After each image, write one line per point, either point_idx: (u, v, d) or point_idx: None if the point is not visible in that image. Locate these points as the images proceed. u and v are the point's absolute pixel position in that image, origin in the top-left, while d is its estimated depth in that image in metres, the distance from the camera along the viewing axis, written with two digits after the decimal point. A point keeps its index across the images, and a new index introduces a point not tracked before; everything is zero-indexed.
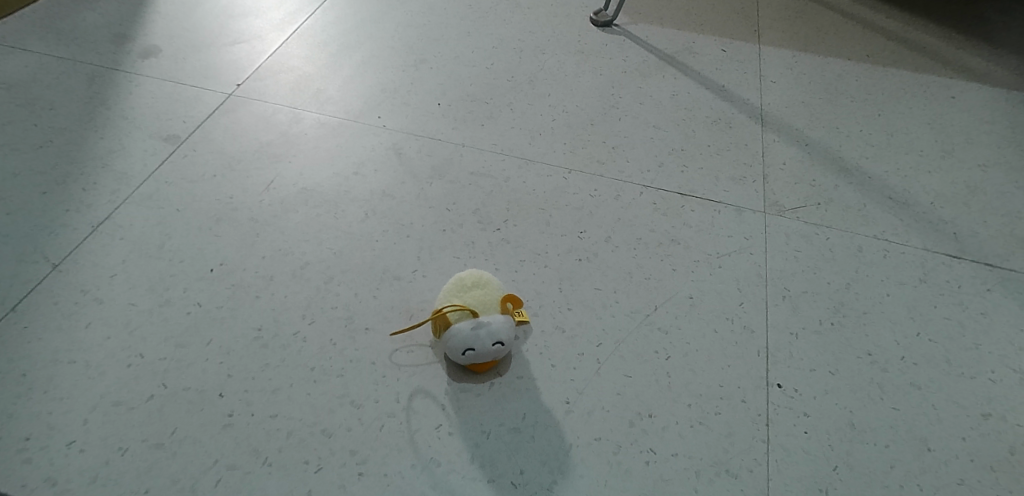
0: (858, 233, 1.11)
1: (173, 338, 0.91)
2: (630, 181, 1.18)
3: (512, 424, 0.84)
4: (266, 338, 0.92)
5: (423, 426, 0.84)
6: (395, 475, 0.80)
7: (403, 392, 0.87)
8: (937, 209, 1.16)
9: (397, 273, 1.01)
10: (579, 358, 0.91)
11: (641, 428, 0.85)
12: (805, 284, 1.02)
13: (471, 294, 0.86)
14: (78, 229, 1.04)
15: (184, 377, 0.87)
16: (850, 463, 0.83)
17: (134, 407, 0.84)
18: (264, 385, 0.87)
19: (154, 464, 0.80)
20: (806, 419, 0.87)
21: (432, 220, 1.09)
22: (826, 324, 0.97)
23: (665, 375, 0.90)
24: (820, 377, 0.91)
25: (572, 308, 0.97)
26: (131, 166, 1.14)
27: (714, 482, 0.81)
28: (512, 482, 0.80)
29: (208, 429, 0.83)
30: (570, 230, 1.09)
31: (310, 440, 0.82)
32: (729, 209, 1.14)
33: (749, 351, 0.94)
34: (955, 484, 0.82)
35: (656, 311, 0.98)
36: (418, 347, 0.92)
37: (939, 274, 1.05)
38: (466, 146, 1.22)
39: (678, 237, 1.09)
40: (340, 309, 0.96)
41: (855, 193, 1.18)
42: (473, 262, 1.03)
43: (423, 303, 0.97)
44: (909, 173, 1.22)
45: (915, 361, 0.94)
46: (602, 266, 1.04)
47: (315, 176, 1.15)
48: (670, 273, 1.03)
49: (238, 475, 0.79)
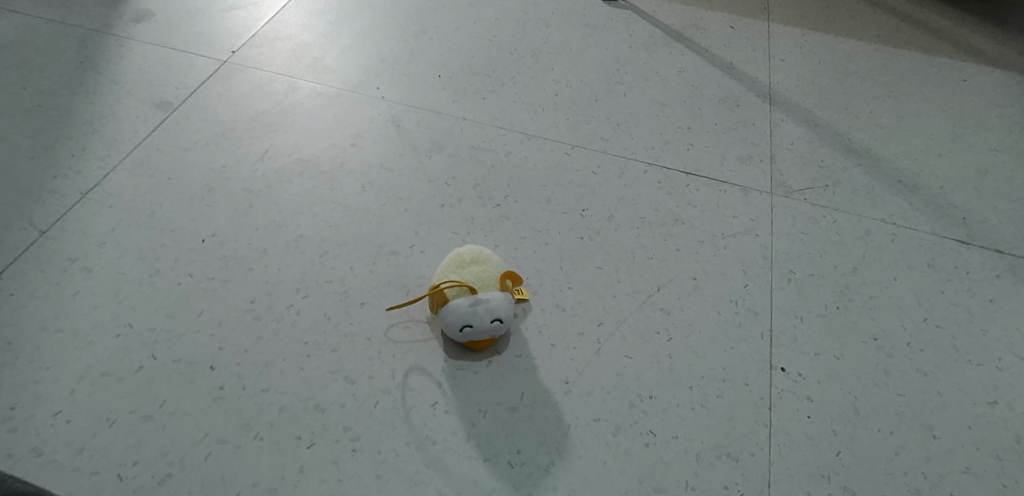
0: (866, 216, 1.09)
1: (163, 309, 0.89)
2: (634, 158, 1.15)
3: (510, 403, 0.83)
4: (259, 310, 0.90)
5: (419, 403, 0.82)
6: (390, 452, 0.78)
7: (399, 368, 0.85)
8: (947, 193, 1.14)
9: (394, 247, 0.98)
10: (579, 338, 0.90)
11: (642, 410, 0.83)
12: (811, 267, 1.00)
13: (470, 270, 0.83)
14: (66, 196, 1.01)
15: (174, 349, 0.85)
16: (854, 449, 0.82)
17: (122, 379, 0.82)
18: (256, 358, 0.85)
19: (143, 436, 0.78)
20: (810, 404, 0.85)
21: (431, 194, 1.06)
22: (832, 308, 0.95)
23: (666, 356, 0.89)
24: (824, 361, 0.89)
25: (573, 287, 0.95)
26: (121, 133, 1.11)
27: (715, 466, 0.79)
28: (509, 462, 0.78)
29: (199, 402, 0.81)
30: (572, 207, 1.06)
31: (302, 416, 0.81)
32: (735, 188, 1.11)
33: (752, 333, 0.92)
34: (960, 472, 0.80)
35: (658, 292, 0.96)
36: (414, 323, 0.90)
37: (948, 259, 1.03)
38: (467, 120, 1.19)
39: (682, 217, 1.06)
40: (335, 284, 0.94)
41: (864, 176, 1.16)
42: (473, 238, 1.00)
43: (420, 279, 0.95)
44: (919, 156, 1.20)
45: (922, 347, 0.92)
46: (603, 245, 1.01)
47: (310, 148, 1.11)
48: (673, 253, 1.01)
49: (229, 449, 0.77)
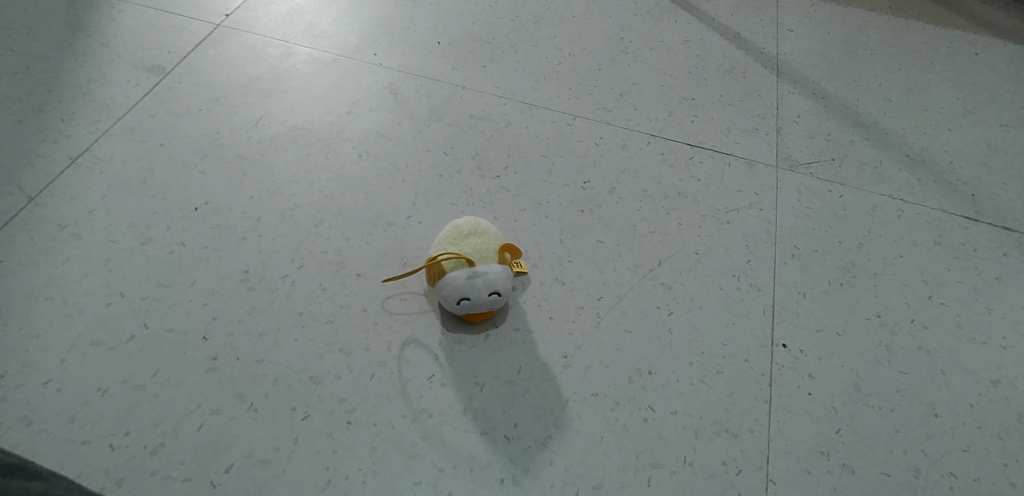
0: (872, 192, 1.07)
1: (155, 278, 0.87)
2: (637, 129, 1.13)
3: (507, 377, 0.81)
4: (253, 280, 0.88)
5: (415, 376, 0.81)
6: (385, 425, 0.77)
7: (395, 341, 0.84)
8: (956, 169, 1.11)
9: (391, 218, 0.96)
10: (579, 312, 0.88)
11: (641, 385, 0.82)
12: (815, 243, 0.99)
13: (468, 242, 0.81)
14: (55, 160, 0.99)
15: (166, 318, 0.84)
16: (854, 426, 0.81)
17: (114, 348, 0.81)
18: (250, 329, 0.84)
19: (135, 406, 0.77)
20: (811, 381, 0.84)
21: (429, 164, 1.03)
22: (835, 285, 0.94)
23: (666, 331, 0.87)
24: (826, 337, 0.88)
25: (573, 261, 0.93)
26: (112, 97, 1.08)
27: (714, 441, 0.78)
28: (505, 436, 0.77)
29: (191, 372, 0.80)
30: (572, 179, 1.04)
31: (297, 387, 0.79)
32: (739, 161, 1.09)
33: (755, 309, 0.90)
34: (961, 451, 0.80)
35: (660, 266, 0.94)
36: (411, 295, 0.89)
37: (955, 236, 1.01)
38: (467, 88, 1.16)
39: (686, 190, 1.04)
40: (330, 254, 0.92)
41: (872, 151, 1.13)
42: (471, 209, 0.98)
43: (417, 251, 0.93)
44: (928, 131, 1.17)
45: (925, 324, 0.91)
46: (604, 218, 0.99)
47: (306, 115, 1.08)
48: (675, 227, 0.99)
49: (222, 420, 0.76)
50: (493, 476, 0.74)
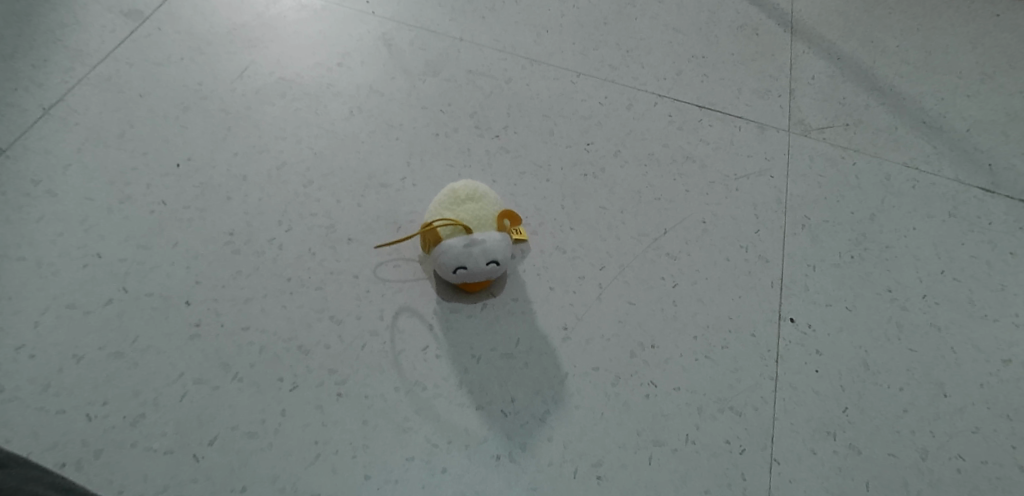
0: (887, 160, 1.02)
1: (134, 238, 0.83)
2: (644, 89, 1.07)
3: (505, 349, 0.78)
4: (238, 243, 0.84)
5: (408, 347, 0.78)
6: (377, 397, 0.74)
7: (388, 309, 0.80)
8: (973, 137, 1.07)
9: (384, 179, 0.91)
10: (580, 282, 0.84)
11: (643, 359, 0.79)
12: (827, 213, 0.95)
13: (465, 208, 0.77)
14: (27, 111, 0.92)
15: (147, 281, 0.80)
16: (861, 405, 0.78)
17: (91, 312, 0.77)
18: (235, 294, 0.80)
19: (114, 374, 0.73)
20: (818, 357, 0.82)
21: (424, 122, 0.98)
22: (846, 258, 0.90)
23: (670, 303, 0.84)
24: (835, 312, 0.85)
25: (574, 228, 0.89)
26: (87, 43, 1.00)
27: (717, 419, 0.76)
28: (501, 411, 0.74)
29: (174, 339, 0.76)
30: (575, 141, 0.99)
31: (285, 356, 0.76)
32: (750, 125, 1.04)
33: (762, 281, 0.87)
34: (969, 432, 0.78)
35: (665, 236, 0.90)
36: (404, 261, 0.85)
37: (970, 208, 0.98)
38: (465, 41, 1.09)
39: (694, 154, 0.99)
40: (320, 217, 0.87)
41: (888, 116, 1.08)
42: (468, 171, 0.93)
43: (412, 215, 0.89)
44: (946, 96, 1.12)
45: (937, 300, 0.88)
46: (608, 182, 0.95)
47: (294, 66, 1.02)
48: (681, 193, 0.95)
49: (206, 390, 0.73)
50: (489, 452, 0.72)
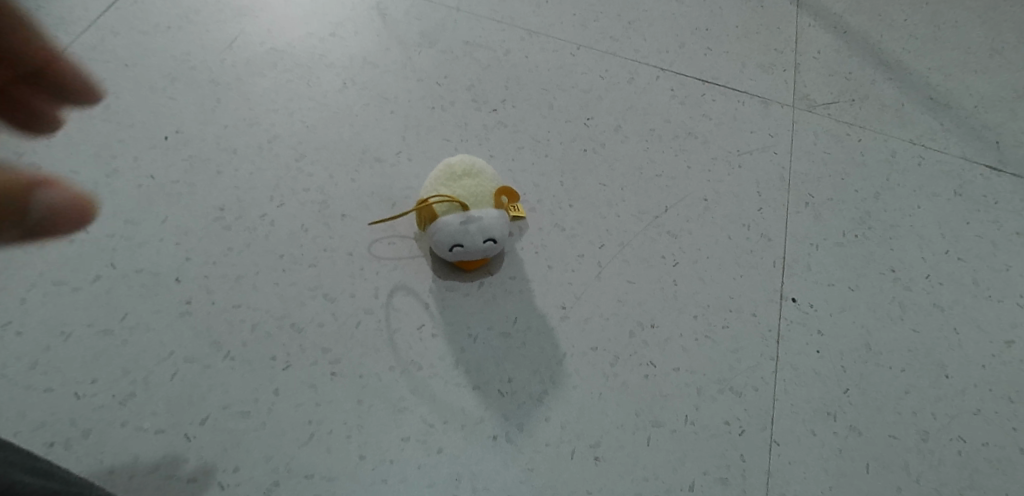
0: (893, 136, 1.00)
1: (122, 213, 0.81)
2: (645, 62, 1.04)
3: (502, 329, 0.77)
4: (229, 219, 0.82)
5: (404, 325, 0.76)
6: (372, 376, 0.73)
7: (383, 287, 0.79)
8: (980, 114, 1.05)
9: (378, 154, 0.89)
10: (579, 260, 0.83)
11: (642, 339, 0.78)
12: (831, 191, 0.93)
13: (461, 185, 0.74)
14: (9, 81, 0.89)
15: (135, 257, 0.78)
16: (863, 386, 0.78)
17: (78, 289, 0.75)
18: (226, 271, 0.78)
19: (103, 352, 0.72)
20: (819, 338, 0.80)
21: (419, 95, 0.95)
22: (849, 237, 0.89)
23: (671, 283, 0.83)
24: (838, 292, 0.84)
25: (574, 205, 0.87)
26: (70, 11, 0.97)
27: (716, 400, 0.75)
28: (498, 391, 0.73)
29: (163, 317, 0.74)
30: (575, 115, 0.96)
31: (278, 335, 0.75)
32: (754, 100, 1.01)
33: (764, 260, 0.85)
34: (970, 414, 0.77)
35: (666, 213, 0.88)
36: (400, 239, 0.83)
37: (976, 187, 0.96)
38: (461, 11, 1.05)
39: (696, 130, 0.97)
40: (313, 192, 0.85)
41: (894, 92, 1.06)
42: (465, 146, 0.91)
43: (407, 191, 0.87)
44: (954, 72, 1.09)
45: (941, 281, 0.87)
46: (608, 158, 0.92)
47: (285, 36, 0.98)
48: (683, 170, 0.93)
49: (197, 369, 0.72)
50: (486, 432, 0.71)
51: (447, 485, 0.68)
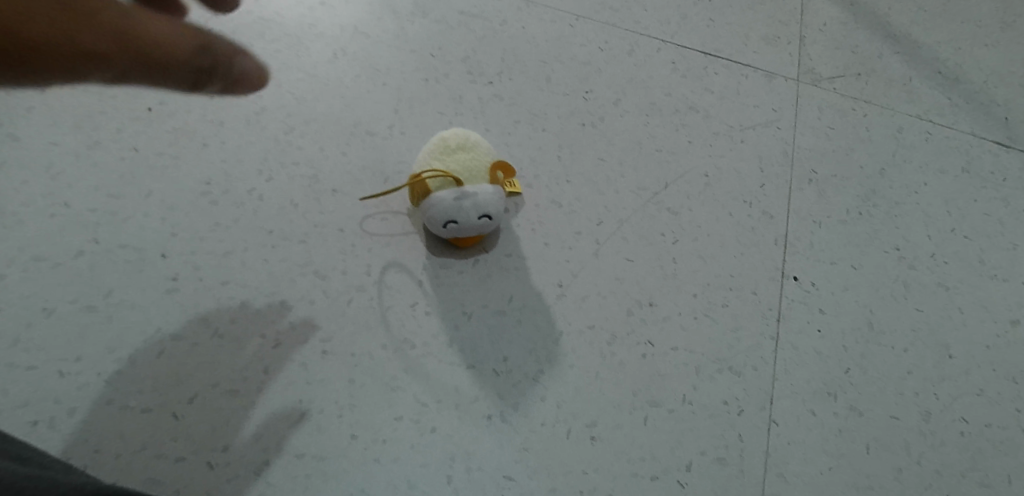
0: (900, 112, 0.98)
1: (105, 187, 0.78)
2: (646, 34, 1.01)
3: (497, 307, 0.75)
4: (216, 193, 0.79)
5: (396, 303, 0.74)
6: (363, 355, 0.71)
7: (375, 264, 0.77)
8: (989, 89, 1.02)
9: (370, 127, 0.86)
10: (576, 237, 0.81)
11: (640, 318, 0.77)
12: (835, 167, 0.91)
13: (455, 159, 0.72)
14: None
15: (120, 233, 0.75)
16: (864, 367, 0.76)
17: (61, 265, 0.73)
18: (214, 247, 0.76)
19: (87, 329, 0.70)
20: (821, 317, 0.79)
21: (413, 67, 0.92)
22: (853, 214, 0.87)
23: (670, 261, 0.81)
24: (840, 271, 0.82)
25: (571, 181, 0.85)
26: None
27: (715, 379, 0.74)
28: (493, 370, 0.72)
29: (149, 293, 0.72)
30: (573, 88, 0.93)
31: (267, 312, 0.73)
32: (757, 74, 0.98)
33: (766, 238, 0.84)
34: (974, 395, 0.76)
35: (666, 189, 0.86)
36: (392, 215, 0.80)
37: (983, 164, 0.94)
38: None
39: (698, 104, 0.94)
40: (303, 166, 0.82)
41: (901, 66, 1.03)
42: (460, 120, 0.88)
43: (400, 165, 0.84)
44: (963, 46, 1.06)
45: (946, 260, 0.85)
46: (607, 133, 0.90)
47: (273, 5, 0.94)
48: (684, 145, 0.90)
49: (184, 347, 0.70)
50: (480, 412, 0.70)
51: (440, 464, 0.67)
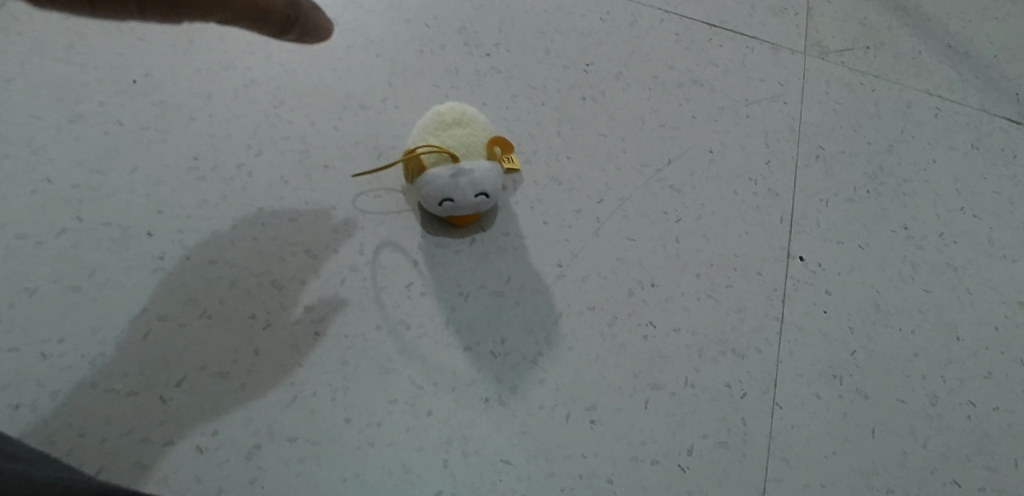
0: (910, 87, 0.95)
1: (88, 162, 0.75)
2: (649, 4, 0.97)
3: (495, 287, 0.73)
4: (204, 169, 0.76)
5: (391, 283, 0.72)
6: (357, 336, 0.69)
7: (368, 243, 0.74)
8: (1000, 64, 0.99)
9: (362, 101, 0.83)
10: (576, 215, 0.78)
11: (642, 298, 0.75)
12: (843, 143, 0.88)
13: (451, 134, 0.69)
14: None
15: (104, 210, 0.73)
16: (870, 349, 0.75)
17: (42, 243, 0.70)
18: (201, 226, 0.73)
19: (70, 310, 0.67)
20: (827, 298, 0.77)
21: (406, 37, 0.88)
22: (861, 192, 0.85)
23: (673, 240, 0.79)
24: (847, 251, 0.80)
25: (572, 157, 0.82)
26: None
27: (718, 362, 0.72)
28: (491, 352, 0.70)
29: (135, 273, 0.70)
30: (574, 61, 0.90)
31: (257, 292, 0.70)
32: (764, 46, 0.95)
33: (771, 217, 0.81)
34: (981, 377, 0.75)
35: (669, 166, 0.83)
36: (386, 192, 0.78)
37: (994, 140, 0.92)
38: None
39: (702, 78, 0.91)
40: (293, 141, 0.79)
41: (911, 39, 1.00)
42: (456, 93, 0.85)
43: (394, 140, 0.81)
44: (975, 18, 1.03)
45: (955, 239, 0.83)
46: (609, 108, 0.87)
47: None
48: (688, 120, 0.87)
49: (172, 328, 0.68)
50: (477, 394, 0.68)
51: (436, 448, 0.65)
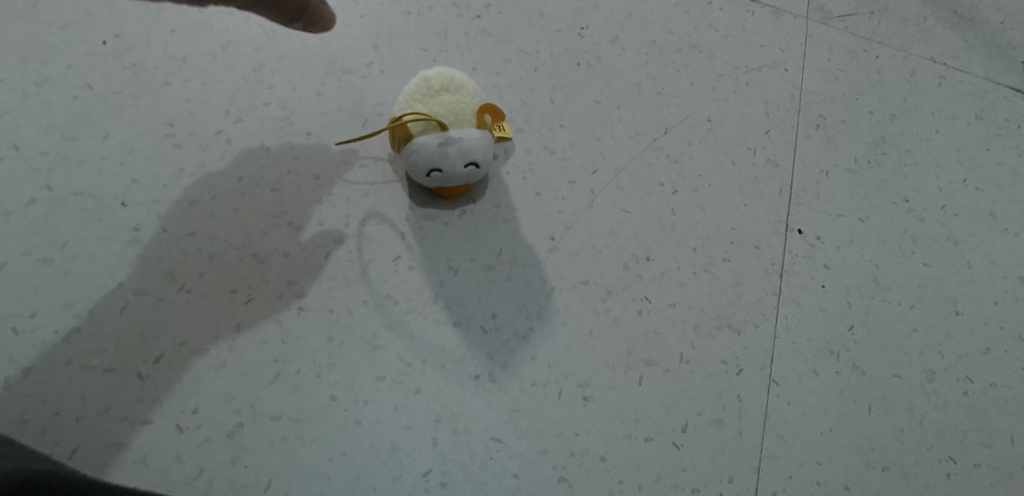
0: (914, 54, 0.92)
1: (57, 129, 0.71)
2: None
3: (485, 261, 0.71)
4: (180, 136, 0.73)
5: (377, 257, 0.70)
6: (343, 312, 0.67)
7: (353, 215, 0.71)
8: (1006, 30, 0.96)
9: (346, 65, 0.79)
10: (570, 187, 0.76)
11: (636, 273, 0.73)
12: (844, 112, 0.85)
13: (439, 101, 0.65)
14: None
15: (75, 179, 0.69)
16: (868, 324, 0.74)
17: (10, 215, 0.66)
18: (178, 196, 0.70)
19: (42, 284, 0.64)
20: (826, 272, 0.75)
21: None
22: (862, 163, 0.82)
23: (669, 212, 0.76)
24: (847, 224, 0.78)
25: (565, 125, 0.79)
26: None
27: (714, 338, 0.71)
28: (482, 328, 0.68)
29: (110, 246, 0.67)
30: (568, 24, 0.86)
31: (238, 266, 0.68)
32: (765, 10, 0.91)
33: (770, 189, 0.79)
34: (980, 353, 0.75)
35: (666, 135, 0.81)
36: (372, 161, 0.74)
37: (998, 110, 0.90)
38: None
39: (701, 43, 0.88)
40: (274, 108, 0.75)
41: (916, 4, 0.96)
42: (444, 58, 0.81)
43: (380, 107, 0.78)
44: None
45: (957, 212, 0.82)
46: (604, 74, 0.84)
47: None
48: (686, 87, 0.84)
49: (149, 303, 0.65)
50: (467, 372, 0.66)
51: (425, 426, 0.64)
